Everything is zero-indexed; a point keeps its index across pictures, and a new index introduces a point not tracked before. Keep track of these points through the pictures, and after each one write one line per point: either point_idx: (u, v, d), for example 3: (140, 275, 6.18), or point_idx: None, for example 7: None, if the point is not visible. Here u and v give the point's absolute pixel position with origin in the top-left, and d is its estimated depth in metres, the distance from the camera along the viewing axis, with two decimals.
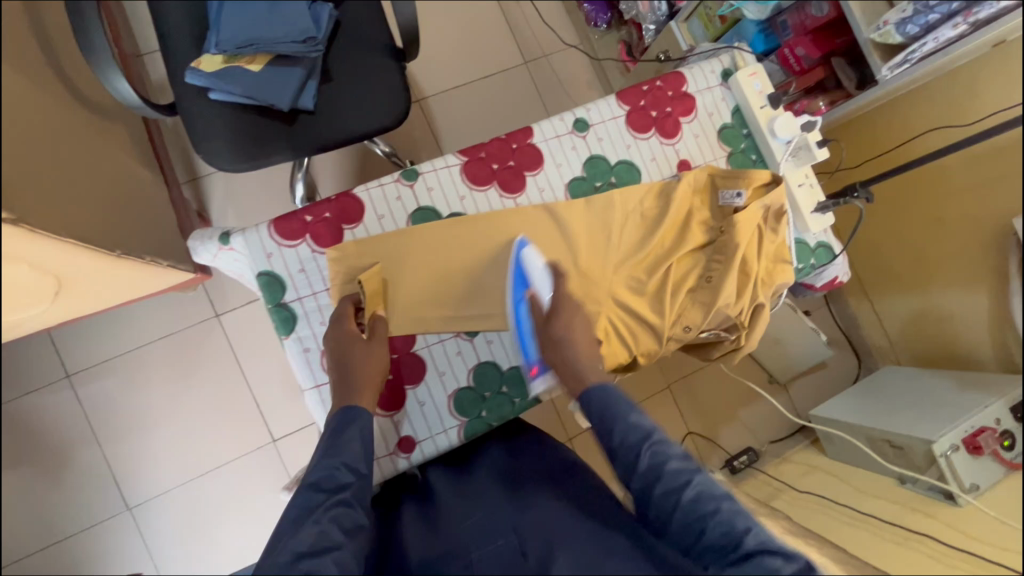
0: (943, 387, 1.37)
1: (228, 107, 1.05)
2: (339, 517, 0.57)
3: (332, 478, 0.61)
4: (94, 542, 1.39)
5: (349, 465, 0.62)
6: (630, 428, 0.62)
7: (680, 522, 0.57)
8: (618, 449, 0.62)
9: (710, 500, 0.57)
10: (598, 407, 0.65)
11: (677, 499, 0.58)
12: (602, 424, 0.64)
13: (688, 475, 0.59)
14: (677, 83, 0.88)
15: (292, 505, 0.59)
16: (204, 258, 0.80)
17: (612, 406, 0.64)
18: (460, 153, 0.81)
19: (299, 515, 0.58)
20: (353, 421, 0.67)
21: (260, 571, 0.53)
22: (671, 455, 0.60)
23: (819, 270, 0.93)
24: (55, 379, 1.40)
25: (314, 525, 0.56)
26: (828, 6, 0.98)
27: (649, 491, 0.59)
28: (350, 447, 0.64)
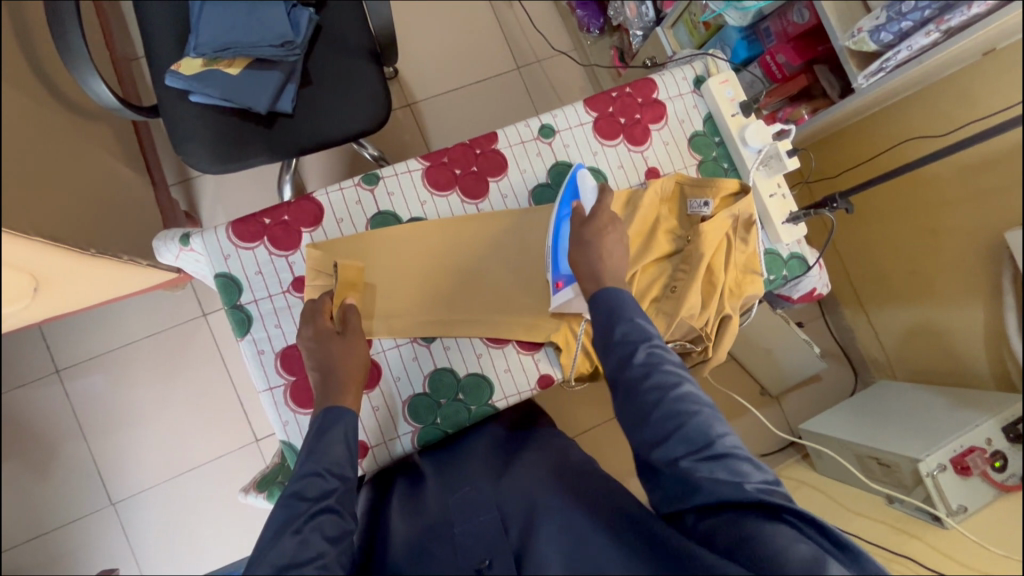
0: (936, 403, 1.32)
1: (208, 110, 1.07)
2: (324, 526, 0.57)
3: (315, 486, 0.60)
4: (78, 536, 1.40)
5: (332, 470, 0.62)
6: (633, 326, 0.64)
7: (663, 414, 0.60)
8: (619, 340, 0.64)
9: (697, 401, 0.60)
10: (607, 303, 0.66)
11: (666, 392, 0.60)
12: (605, 318, 0.66)
13: (680, 377, 0.61)
14: (647, 89, 0.87)
15: (274, 513, 0.59)
16: (167, 259, 0.80)
17: (621, 305, 0.66)
18: (422, 158, 0.81)
19: (281, 525, 0.57)
20: (337, 421, 0.66)
21: None
22: (667, 357, 0.63)
23: (792, 281, 0.91)
24: (45, 374, 1.43)
25: (295, 538, 0.56)
26: (808, 13, 0.97)
27: (639, 383, 0.61)
28: (334, 449, 0.64)
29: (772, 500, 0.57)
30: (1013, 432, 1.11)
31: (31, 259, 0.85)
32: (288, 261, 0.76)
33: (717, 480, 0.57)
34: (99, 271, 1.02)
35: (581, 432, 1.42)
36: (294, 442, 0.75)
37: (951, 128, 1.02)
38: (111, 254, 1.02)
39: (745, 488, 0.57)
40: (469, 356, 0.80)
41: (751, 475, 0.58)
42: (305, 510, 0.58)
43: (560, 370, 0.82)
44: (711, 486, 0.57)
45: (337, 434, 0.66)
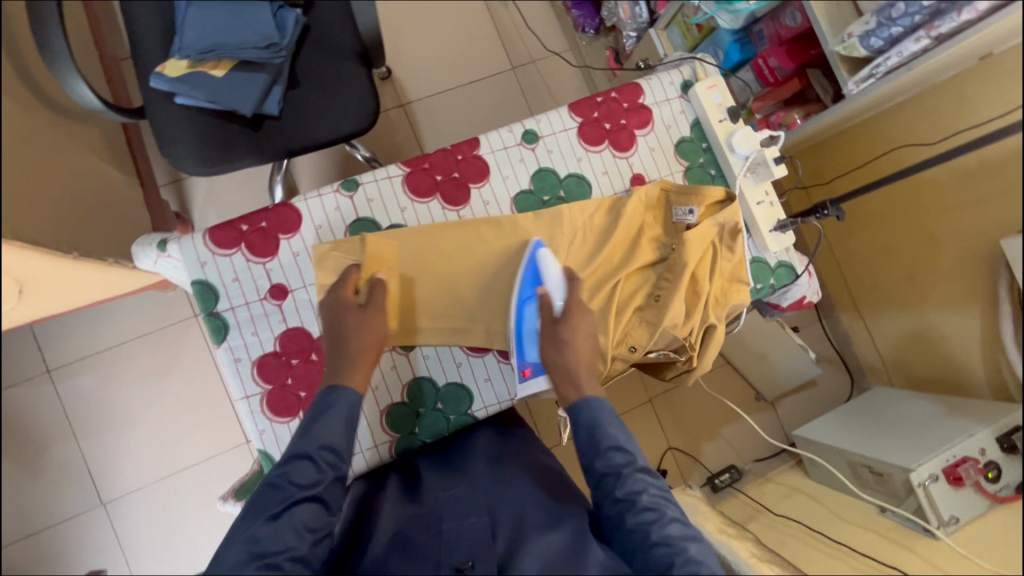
0: (931, 411, 1.30)
1: (194, 112, 1.06)
2: (306, 516, 0.59)
3: (304, 474, 0.61)
4: (69, 536, 1.41)
5: (324, 459, 0.63)
6: (615, 450, 0.66)
7: (644, 557, 0.61)
8: (602, 468, 0.66)
9: (680, 539, 0.61)
10: (587, 419, 0.68)
11: (647, 532, 0.62)
12: (586, 439, 0.68)
13: (660, 513, 0.63)
14: (633, 94, 0.86)
15: (262, 487, 0.61)
16: (146, 265, 0.80)
17: (601, 424, 0.68)
18: (402, 164, 0.80)
19: (265, 503, 0.59)
20: (338, 404, 0.65)
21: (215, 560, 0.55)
22: (651, 486, 0.65)
23: (780, 289, 0.90)
24: (36, 374, 1.43)
25: (273, 524, 0.57)
26: (801, 15, 0.94)
27: (623, 518, 0.64)
28: (331, 432, 0.64)
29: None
30: (1007, 443, 1.08)
31: (11, 262, 0.84)
32: (265, 268, 0.75)
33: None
34: (84, 274, 1.01)
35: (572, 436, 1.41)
36: (270, 451, 0.74)
37: (947, 134, 1.00)
38: (94, 257, 1.01)
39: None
40: (449, 365, 0.80)
41: None
42: (292, 495, 0.59)
43: None
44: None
45: (339, 413, 0.66)
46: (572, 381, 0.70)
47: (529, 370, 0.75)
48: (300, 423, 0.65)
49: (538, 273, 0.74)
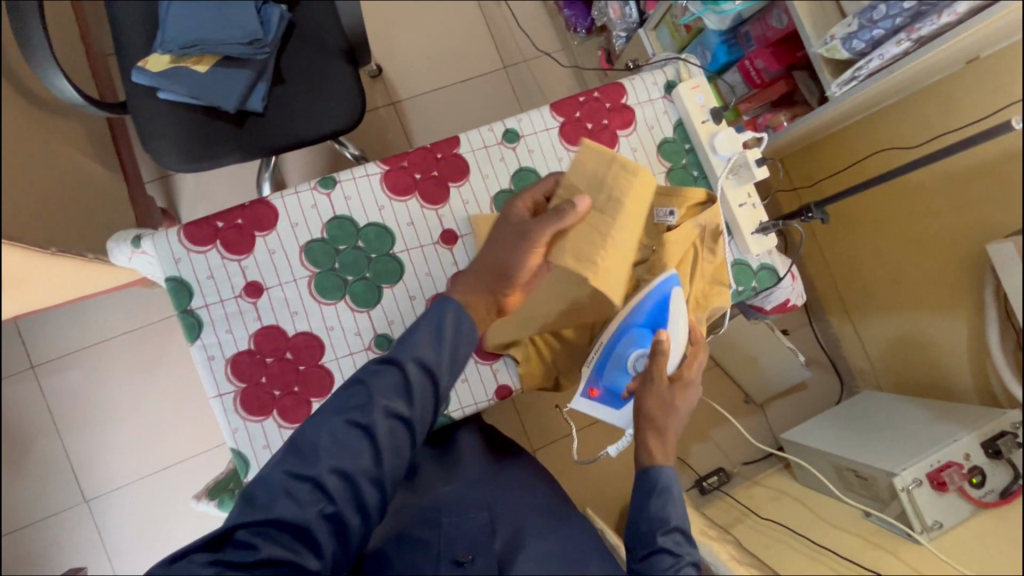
0: (917, 416, 1.30)
1: (177, 107, 1.06)
2: (390, 433, 0.61)
3: (389, 385, 0.62)
4: (51, 532, 1.40)
5: (411, 377, 0.63)
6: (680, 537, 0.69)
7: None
8: (662, 543, 0.68)
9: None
10: (662, 485, 0.71)
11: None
12: (657, 507, 0.70)
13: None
14: (615, 94, 0.85)
15: (352, 384, 0.63)
16: (121, 261, 0.79)
17: (672, 498, 0.71)
18: (381, 162, 0.79)
19: (352, 404, 0.61)
20: (441, 337, 0.65)
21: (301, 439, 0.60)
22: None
23: (763, 292, 0.89)
24: (20, 369, 1.42)
25: (353, 422, 0.60)
26: (788, 18, 0.94)
27: None
28: (425, 362, 0.64)
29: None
30: (992, 448, 1.09)
31: None
32: (240, 265, 0.74)
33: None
34: (63, 269, 1.01)
35: (558, 437, 1.41)
36: (243, 450, 0.73)
37: (931, 137, 1.01)
38: (73, 252, 0.99)
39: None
40: None
41: None
42: (378, 407, 0.61)
43: (518, 380, 0.82)
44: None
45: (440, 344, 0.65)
46: (659, 433, 0.74)
47: (596, 391, 0.79)
48: (410, 335, 0.65)
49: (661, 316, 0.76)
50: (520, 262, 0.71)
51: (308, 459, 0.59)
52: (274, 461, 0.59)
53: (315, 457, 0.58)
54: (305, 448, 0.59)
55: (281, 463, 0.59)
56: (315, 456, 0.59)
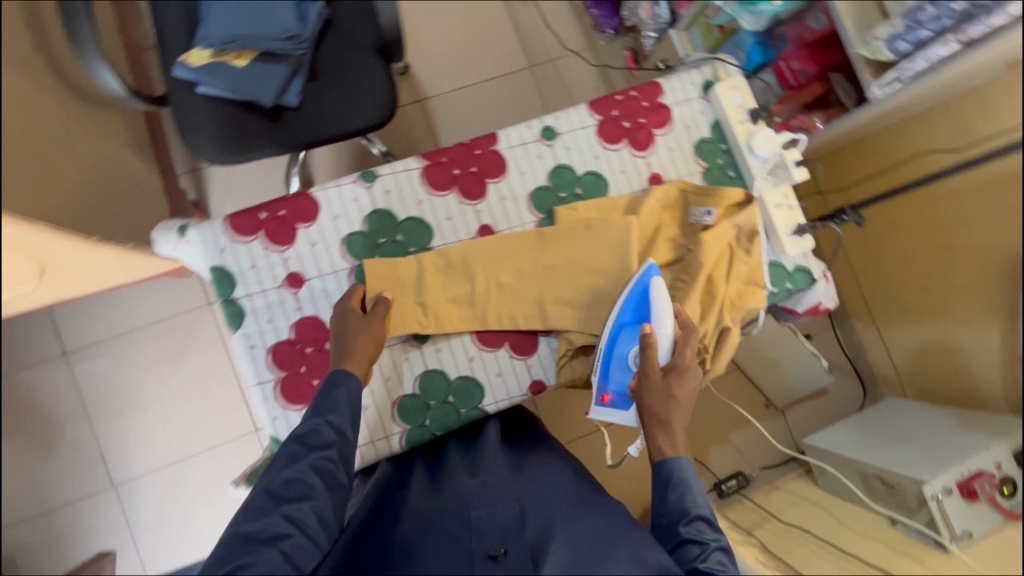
0: (944, 424, 1.27)
1: (216, 101, 1.07)
2: (321, 473, 0.61)
3: (316, 435, 0.64)
4: (80, 516, 1.43)
5: (332, 424, 0.65)
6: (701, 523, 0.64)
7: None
8: (686, 533, 0.64)
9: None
10: (675, 477, 0.67)
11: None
12: (674, 499, 0.66)
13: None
14: (653, 93, 0.86)
15: (281, 450, 0.64)
16: (165, 249, 0.80)
17: (685, 485, 0.66)
18: (421, 157, 0.80)
19: (281, 463, 0.62)
20: (343, 385, 0.67)
21: (246, 507, 0.59)
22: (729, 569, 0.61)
23: (797, 295, 0.89)
24: (53, 356, 1.45)
25: (290, 477, 0.60)
26: (825, 19, 0.94)
27: None
28: (338, 410, 0.66)
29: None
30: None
31: (32, 243, 0.85)
32: (282, 256, 0.75)
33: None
34: (102, 257, 1.03)
35: (579, 436, 1.41)
36: (282, 438, 0.75)
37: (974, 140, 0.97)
38: (113, 242, 1.01)
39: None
40: (462, 358, 0.80)
41: None
42: (306, 455, 0.62)
43: (552, 377, 0.82)
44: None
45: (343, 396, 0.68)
46: (666, 429, 0.70)
47: (607, 397, 0.77)
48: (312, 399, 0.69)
49: (646, 307, 0.74)
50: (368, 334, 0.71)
51: (252, 517, 0.57)
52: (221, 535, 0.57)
53: (255, 512, 0.58)
54: (247, 509, 0.58)
55: (227, 534, 0.57)
56: (258, 512, 0.58)
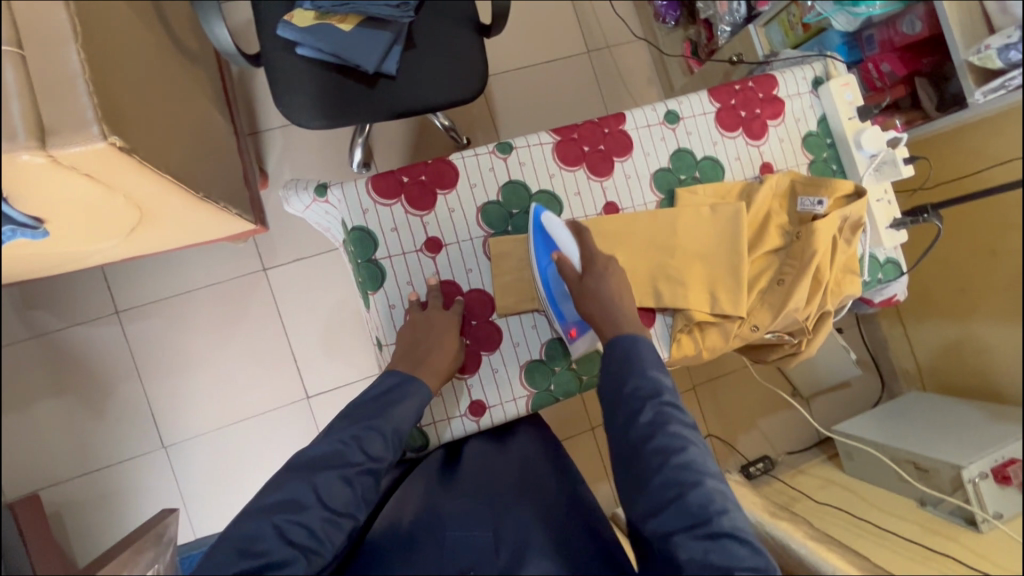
0: (974, 414, 1.35)
1: (313, 64, 1.07)
2: (364, 487, 0.63)
3: (373, 444, 0.65)
4: (128, 475, 1.42)
5: (393, 438, 0.66)
6: (643, 383, 0.65)
7: (663, 480, 0.60)
8: (629, 394, 0.65)
9: (697, 472, 0.60)
10: (621, 354, 0.69)
11: (667, 457, 0.60)
12: (615, 373, 0.67)
13: (685, 442, 0.62)
14: (768, 85, 0.90)
15: (323, 445, 0.64)
16: (296, 208, 0.82)
17: (633, 360, 0.67)
18: (553, 132, 0.83)
19: (324, 459, 0.63)
20: (408, 397, 0.69)
21: (283, 495, 0.59)
22: (676, 417, 0.63)
23: (882, 286, 0.95)
24: (104, 314, 1.43)
25: (342, 482, 0.62)
26: (921, 25, 0.99)
27: (644, 444, 0.62)
28: (398, 423, 0.67)
29: None
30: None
31: (150, 195, 0.85)
32: (422, 220, 0.78)
33: (709, 561, 0.57)
34: (195, 215, 1.02)
35: None
36: None
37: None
38: (212, 200, 0.99)
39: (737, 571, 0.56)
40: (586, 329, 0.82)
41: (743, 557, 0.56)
42: (356, 462, 0.63)
43: (666, 349, 0.85)
44: (699, 568, 0.57)
45: (407, 409, 0.69)
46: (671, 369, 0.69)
47: (575, 329, 0.78)
48: (365, 399, 0.70)
49: (549, 239, 0.77)
50: (440, 355, 0.74)
51: (289, 511, 0.58)
52: (243, 516, 0.58)
53: (296, 506, 0.59)
54: (284, 499, 0.59)
55: (255, 514, 0.58)
56: (298, 507, 0.59)
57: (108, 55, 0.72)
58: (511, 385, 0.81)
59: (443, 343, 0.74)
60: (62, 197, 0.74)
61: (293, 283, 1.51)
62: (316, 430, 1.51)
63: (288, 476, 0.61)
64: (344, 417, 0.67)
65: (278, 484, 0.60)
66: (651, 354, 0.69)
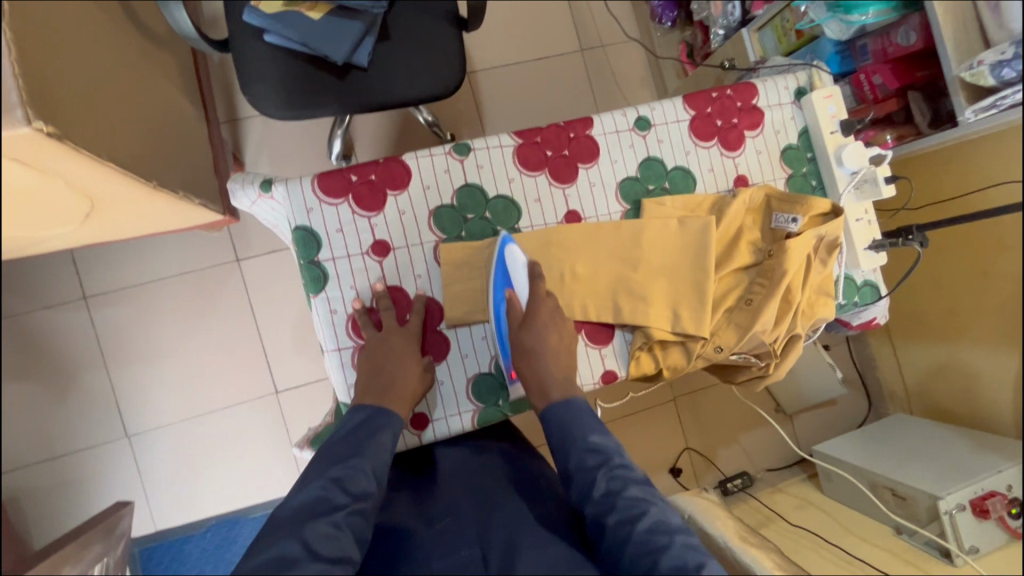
0: (957, 443, 1.32)
1: (281, 52, 1.03)
2: (356, 527, 0.57)
3: (356, 482, 0.60)
4: (90, 463, 1.40)
5: (376, 472, 0.63)
6: (588, 452, 0.64)
7: (632, 548, 0.55)
8: (577, 469, 0.63)
9: (663, 531, 0.56)
10: (562, 423, 0.68)
11: (631, 528, 0.57)
12: (562, 446, 0.66)
13: (645, 505, 0.58)
14: (747, 94, 0.85)
15: (306, 494, 0.59)
16: (242, 203, 0.79)
17: (573, 428, 0.67)
18: (515, 135, 0.79)
19: (309, 510, 0.57)
20: (387, 427, 0.67)
21: (268, 556, 0.52)
22: (629, 481, 0.61)
23: (859, 309, 0.90)
24: (72, 299, 1.41)
25: (332, 527, 0.55)
26: (915, 36, 0.95)
27: (603, 518, 0.59)
28: (378, 455, 0.64)
29: None
30: None
31: (95, 182, 0.82)
32: (370, 223, 0.75)
33: None
34: (151, 203, 0.99)
35: None
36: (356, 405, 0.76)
37: None
38: (168, 189, 0.96)
39: None
40: None
41: None
42: (342, 504, 0.58)
43: (624, 367, 0.81)
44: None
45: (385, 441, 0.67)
46: None
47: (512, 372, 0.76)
48: (337, 440, 0.66)
49: (507, 273, 0.75)
50: (382, 365, 0.71)
51: (282, 569, 0.51)
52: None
53: (286, 562, 0.51)
54: (270, 560, 0.52)
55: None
56: (289, 563, 0.52)
57: (44, 36, 0.69)
58: (457, 398, 0.78)
59: (383, 352, 0.72)
60: None
61: (266, 275, 1.48)
62: (283, 425, 1.48)
63: (271, 537, 0.55)
64: (317, 462, 0.63)
65: (263, 545, 0.54)
66: (590, 416, 0.68)
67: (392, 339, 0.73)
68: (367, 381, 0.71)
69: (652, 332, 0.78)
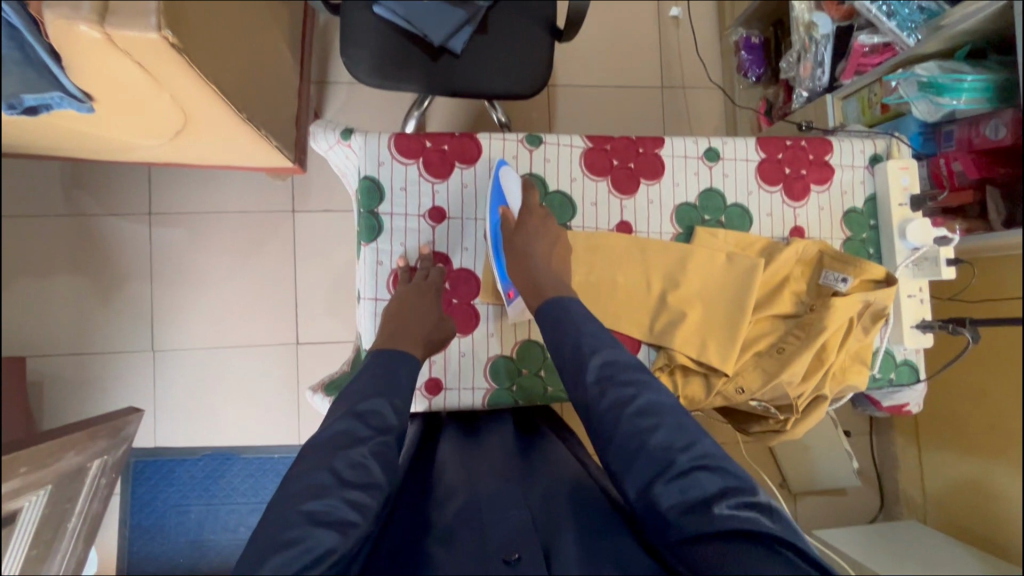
0: (972, 563, 1.25)
1: (384, 23, 1.10)
2: (381, 457, 0.59)
3: (378, 417, 0.62)
4: (113, 367, 1.47)
5: (395, 407, 0.64)
6: (583, 344, 0.64)
7: (624, 429, 0.57)
8: (569, 361, 0.64)
9: (655, 413, 0.58)
10: (557, 316, 0.68)
11: (621, 409, 0.58)
12: (553, 335, 0.67)
13: (638, 390, 0.60)
14: (821, 149, 0.86)
15: (330, 428, 0.60)
16: (318, 147, 0.85)
17: (568, 320, 0.67)
18: (587, 139, 0.83)
19: (335, 441, 0.59)
20: (405, 372, 0.69)
21: (300, 480, 0.55)
22: (622, 370, 0.62)
23: (894, 387, 0.89)
24: (138, 212, 1.50)
25: (359, 459, 0.57)
26: (1005, 131, 0.94)
27: (595, 403, 0.60)
28: (399, 395, 0.66)
29: (753, 522, 0.49)
30: None
31: (196, 102, 0.88)
32: (433, 188, 0.80)
33: (687, 500, 0.52)
34: (237, 134, 1.05)
35: None
36: None
37: None
38: (253, 124, 1.02)
39: (715, 503, 0.51)
40: None
41: (717, 487, 0.52)
42: (366, 436, 0.60)
43: None
44: (681, 512, 0.51)
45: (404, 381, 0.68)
46: None
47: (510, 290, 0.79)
48: (359, 382, 0.67)
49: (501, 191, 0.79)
50: (414, 321, 0.75)
51: (315, 496, 0.53)
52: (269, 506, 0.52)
53: (318, 490, 0.54)
54: (305, 487, 0.54)
55: (280, 510, 0.52)
56: (321, 490, 0.54)
57: None
58: (473, 373, 0.82)
59: (415, 311, 0.75)
60: (114, 81, 0.77)
61: (317, 230, 1.55)
62: (296, 374, 1.52)
63: (306, 465, 0.57)
64: (339, 403, 0.64)
65: (298, 474, 0.56)
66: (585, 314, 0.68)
67: (423, 293, 0.77)
68: (394, 332, 0.73)
69: (675, 355, 0.79)
